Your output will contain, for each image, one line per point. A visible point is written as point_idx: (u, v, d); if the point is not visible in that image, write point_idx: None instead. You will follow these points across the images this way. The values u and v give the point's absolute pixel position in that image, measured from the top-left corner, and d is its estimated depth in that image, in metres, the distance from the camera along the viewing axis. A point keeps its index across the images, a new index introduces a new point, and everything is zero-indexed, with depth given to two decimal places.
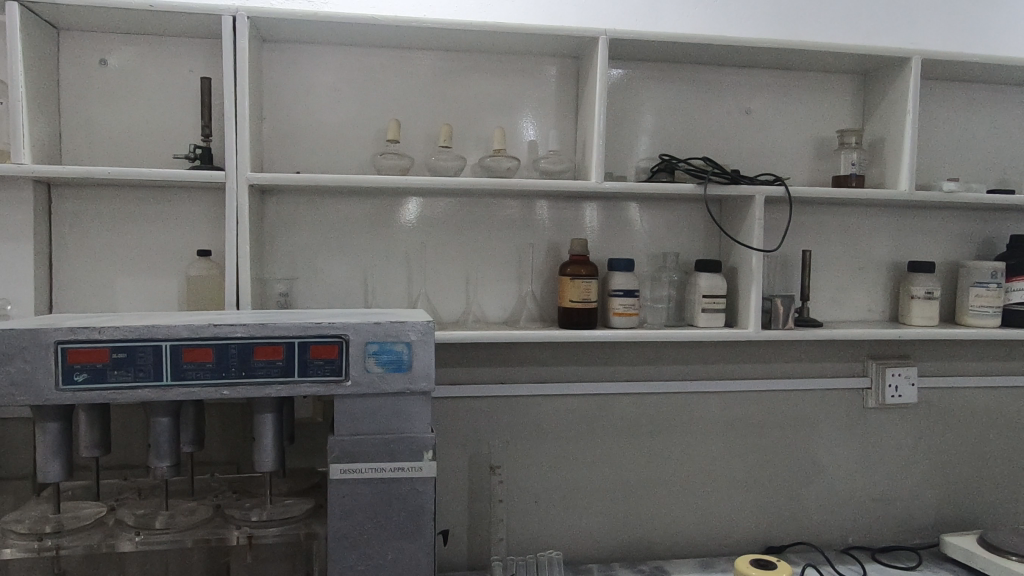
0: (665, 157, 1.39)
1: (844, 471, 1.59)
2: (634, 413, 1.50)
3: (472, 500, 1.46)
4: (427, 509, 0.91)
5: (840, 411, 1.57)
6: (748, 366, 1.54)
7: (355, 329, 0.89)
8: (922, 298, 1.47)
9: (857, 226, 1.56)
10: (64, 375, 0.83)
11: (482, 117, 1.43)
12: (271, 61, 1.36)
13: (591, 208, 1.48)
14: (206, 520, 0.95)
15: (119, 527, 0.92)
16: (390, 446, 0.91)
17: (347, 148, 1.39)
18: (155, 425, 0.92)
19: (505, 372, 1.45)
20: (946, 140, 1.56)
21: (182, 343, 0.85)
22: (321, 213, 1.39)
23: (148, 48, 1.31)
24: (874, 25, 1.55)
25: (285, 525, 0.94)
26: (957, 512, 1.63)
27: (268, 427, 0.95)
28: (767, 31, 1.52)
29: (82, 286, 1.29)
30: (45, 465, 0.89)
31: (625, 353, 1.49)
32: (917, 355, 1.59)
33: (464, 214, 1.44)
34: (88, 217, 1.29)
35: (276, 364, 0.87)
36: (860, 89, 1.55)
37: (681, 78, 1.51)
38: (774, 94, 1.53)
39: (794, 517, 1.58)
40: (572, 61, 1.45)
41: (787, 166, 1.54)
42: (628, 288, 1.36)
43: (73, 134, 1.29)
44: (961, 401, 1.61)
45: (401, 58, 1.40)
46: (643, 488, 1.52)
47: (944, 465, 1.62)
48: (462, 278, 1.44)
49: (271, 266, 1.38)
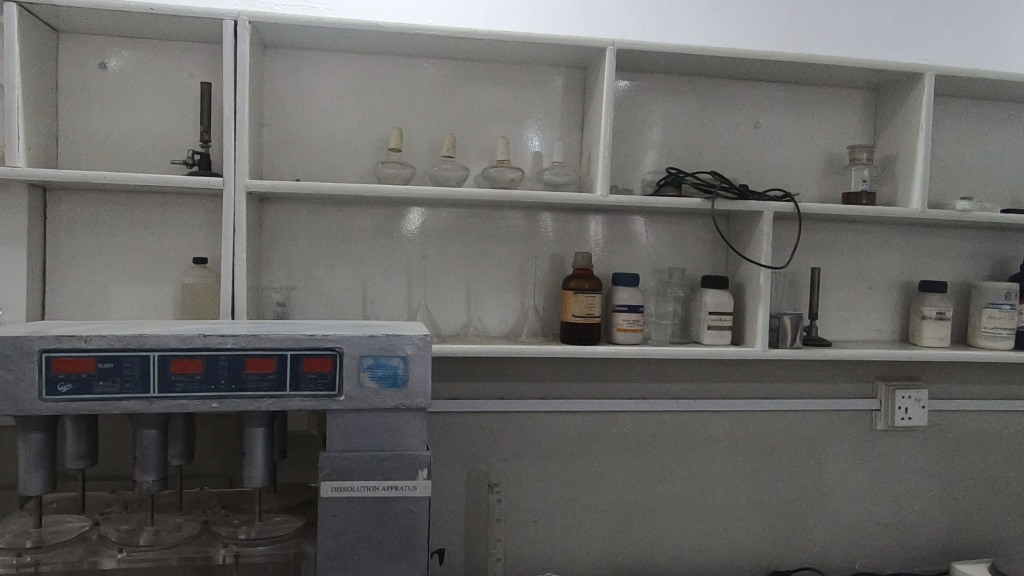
0: (672, 170, 1.37)
1: (852, 495, 1.55)
2: (636, 431, 1.47)
3: (469, 517, 1.42)
4: (421, 530, 0.88)
5: (849, 432, 1.54)
6: (755, 385, 1.50)
7: (349, 342, 0.86)
8: (933, 319, 1.44)
9: (868, 244, 1.53)
10: (48, 384, 0.80)
11: (487, 127, 1.41)
12: (274, 67, 1.34)
13: (596, 221, 1.45)
14: (193, 537, 0.91)
15: (102, 543, 0.88)
16: (384, 464, 0.87)
17: (349, 157, 1.37)
18: (142, 438, 0.89)
19: (505, 387, 1.42)
20: (959, 157, 1.53)
21: (171, 353, 0.83)
22: (321, 221, 1.37)
23: (147, 52, 1.29)
24: (888, 40, 1.53)
25: (274, 544, 0.90)
26: (968, 539, 1.59)
27: (258, 442, 0.91)
28: (777, 44, 1.50)
29: (76, 291, 1.27)
30: (27, 477, 0.86)
31: (629, 369, 1.45)
32: (928, 376, 1.55)
33: (465, 226, 1.41)
34: (84, 223, 1.27)
35: (267, 378, 0.84)
36: (871, 104, 1.53)
37: (690, 91, 1.48)
38: (784, 108, 1.51)
39: (800, 542, 1.54)
40: (579, 72, 1.43)
41: (796, 181, 1.51)
42: (633, 303, 1.33)
43: (71, 138, 1.27)
44: (973, 424, 1.57)
45: (405, 65, 1.38)
46: (646, 509, 1.48)
47: (954, 490, 1.58)
48: (463, 290, 1.42)
49: (268, 275, 1.35)
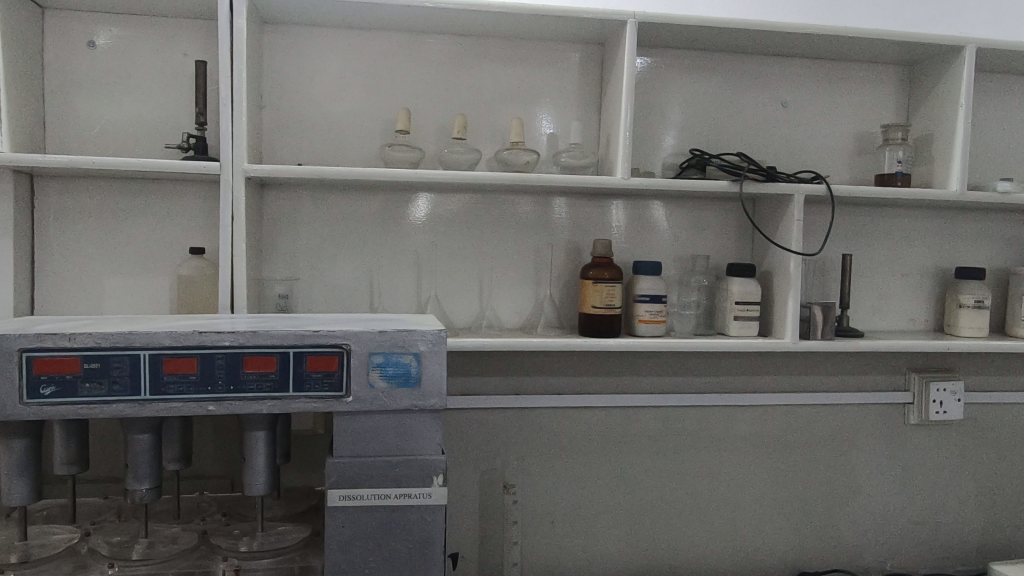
0: (696, 152, 1.29)
1: (883, 493, 1.48)
2: (658, 427, 1.40)
3: (483, 520, 1.36)
4: (437, 541, 0.81)
5: (880, 428, 1.46)
6: (782, 379, 1.42)
7: (357, 339, 0.79)
8: (970, 308, 1.36)
9: (901, 229, 1.44)
10: (29, 387, 0.73)
11: (499, 108, 1.33)
12: (273, 44, 1.26)
13: (615, 207, 1.37)
14: (190, 550, 0.85)
15: (91, 557, 0.82)
16: (396, 470, 0.81)
17: (354, 140, 1.29)
18: (134, 443, 0.82)
19: (520, 383, 1.35)
20: (997, 136, 1.44)
21: (163, 352, 0.76)
22: (325, 209, 1.29)
23: (138, 30, 1.21)
24: (923, 13, 1.44)
25: (277, 556, 0.84)
26: (1004, 538, 1.51)
27: (260, 446, 0.85)
28: (806, 17, 1.41)
29: (67, 284, 1.21)
30: (10, 487, 0.79)
31: (650, 362, 1.38)
32: (963, 367, 1.48)
33: (476, 213, 1.33)
34: (74, 212, 1.20)
35: (268, 378, 0.77)
36: (905, 81, 1.44)
37: (713, 69, 1.40)
38: (813, 86, 1.42)
39: (829, 542, 1.47)
40: (596, 48, 1.34)
41: (826, 163, 1.43)
42: (655, 293, 1.25)
43: (59, 122, 1.20)
44: (1011, 418, 1.49)
45: (412, 43, 1.30)
46: (668, 508, 1.41)
47: (989, 486, 1.50)
48: (475, 281, 1.34)
49: (270, 267, 1.28)
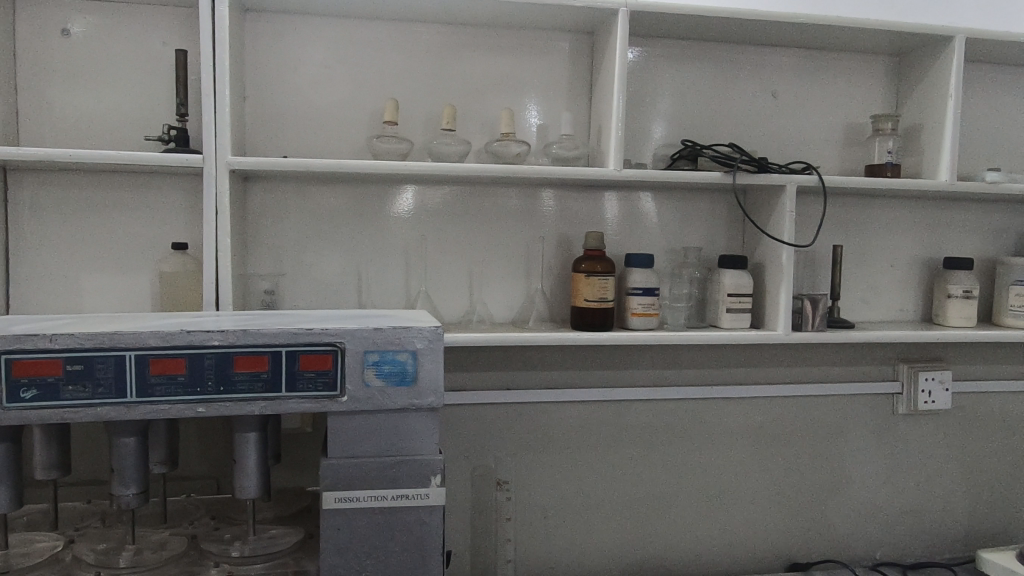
0: (687, 143, 1.27)
1: (872, 482, 1.49)
2: (650, 420, 1.39)
3: (477, 516, 1.34)
4: (434, 541, 0.80)
5: (870, 417, 1.47)
6: (772, 370, 1.42)
7: (351, 336, 0.76)
8: (959, 298, 1.36)
9: (889, 220, 1.45)
10: (9, 390, 0.70)
11: (488, 99, 1.31)
12: (255, 32, 1.22)
13: (606, 199, 1.36)
14: (180, 556, 0.82)
15: (76, 565, 0.79)
16: (392, 470, 0.79)
17: (340, 132, 1.26)
18: (120, 446, 0.79)
19: (512, 377, 1.33)
20: (984, 126, 1.45)
21: (149, 353, 0.73)
22: (311, 202, 1.26)
23: (114, 17, 1.17)
24: (911, 2, 1.44)
25: (270, 561, 0.82)
26: (990, 524, 1.54)
27: (250, 448, 0.82)
28: (795, 7, 1.40)
29: (44, 282, 1.16)
30: None
31: (642, 355, 1.37)
32: (950, 357, 1.49)
33: (466, 206, 1.31)
34: (49, 207, 1.16)
35: (260, 378, 0.75)
36: (894, 71, 1.44)
37: (703, 59, 1.39)
38: (803, 76, 1.42)
39: (820, 532, 1.47)
40: (586, 38, 1.32)
41: (816, 154, 1.43)
42: (648, 286, 1.24)
43: (32, 114, 1.15)
44: (996, 405, 1.51)
45: (397, 32, 1.27)
46: (662, 501, 1.41)
47: (975, 474, 1.52)
48: (465, 275, 1.32)
49: (255, 263, 1.25)
